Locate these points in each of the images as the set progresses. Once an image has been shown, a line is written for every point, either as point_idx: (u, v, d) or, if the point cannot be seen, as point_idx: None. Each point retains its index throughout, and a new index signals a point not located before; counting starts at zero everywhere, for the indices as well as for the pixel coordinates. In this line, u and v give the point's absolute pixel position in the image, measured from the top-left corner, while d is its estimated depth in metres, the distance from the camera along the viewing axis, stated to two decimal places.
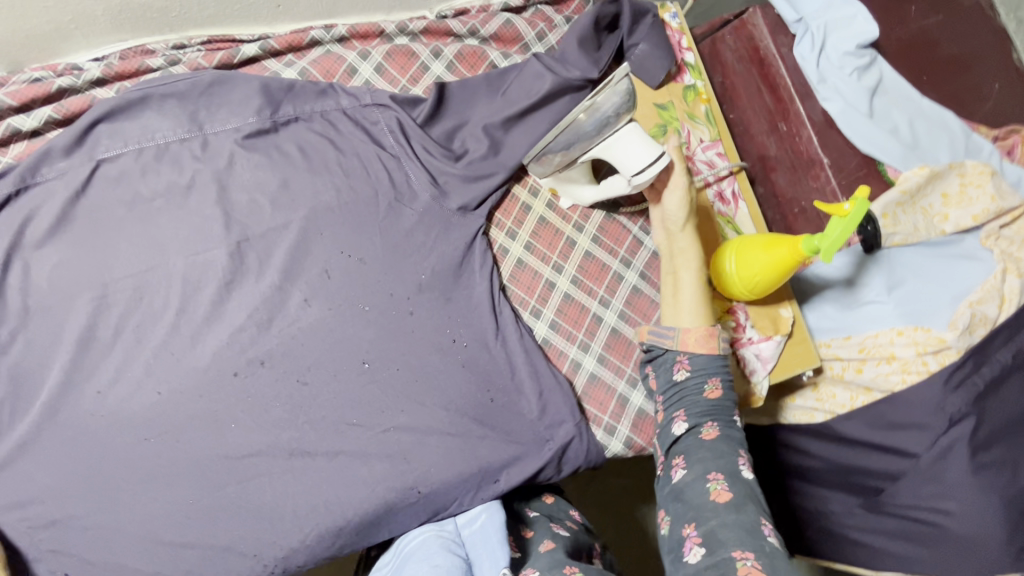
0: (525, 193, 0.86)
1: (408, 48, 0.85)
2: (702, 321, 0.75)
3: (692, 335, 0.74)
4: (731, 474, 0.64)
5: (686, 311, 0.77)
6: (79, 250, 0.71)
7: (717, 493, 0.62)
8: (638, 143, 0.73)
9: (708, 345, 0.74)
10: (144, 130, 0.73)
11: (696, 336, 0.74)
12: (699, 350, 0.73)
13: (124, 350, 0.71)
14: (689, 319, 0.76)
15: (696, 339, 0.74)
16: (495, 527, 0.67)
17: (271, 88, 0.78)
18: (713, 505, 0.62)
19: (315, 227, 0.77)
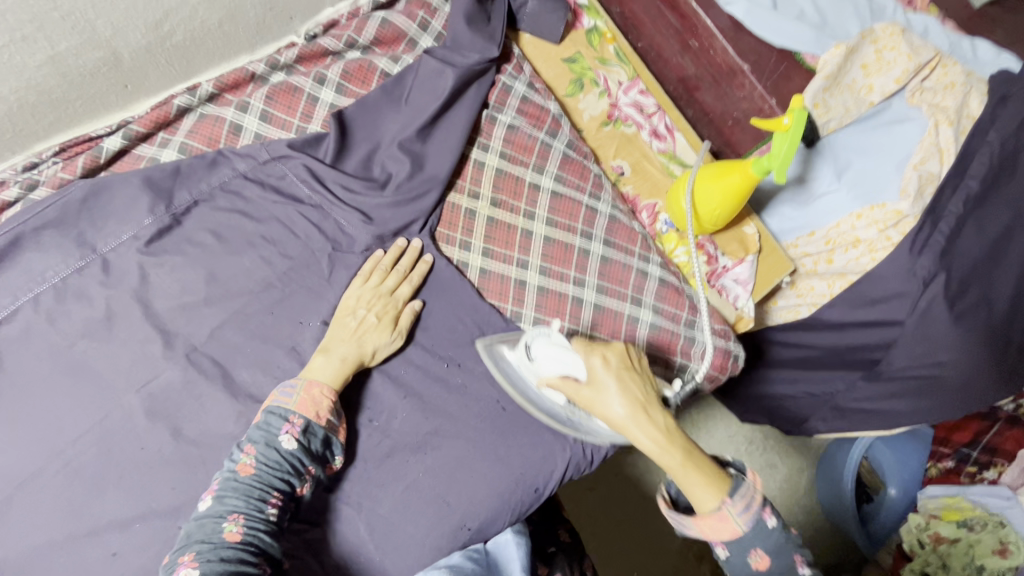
0: (484, 356, 0.69)
1: (287, 83, 0.76)
2: (713, 496, 0.49)
3: (703, 517, 0.49)
4: (773, 537, 0.49)
5: (697, 494, 0.49)
6: (17, 428, 0.63)
7: (761, 569, 0.49)
8: (568, 350, 0.58)
9: (728, 528, 0.49)
10: (31, 273, 0.64)
11: (709, 516, 0.49)
12: (724, 535, 0.49)
13: (103, 514, 0.63)
14: (702, 506, 0.49)
15: (710, 527, 0.49)
16: (517, 550, 0.65)
17: (155, 179, 0.69)
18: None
19: (265, 309, 0.71)
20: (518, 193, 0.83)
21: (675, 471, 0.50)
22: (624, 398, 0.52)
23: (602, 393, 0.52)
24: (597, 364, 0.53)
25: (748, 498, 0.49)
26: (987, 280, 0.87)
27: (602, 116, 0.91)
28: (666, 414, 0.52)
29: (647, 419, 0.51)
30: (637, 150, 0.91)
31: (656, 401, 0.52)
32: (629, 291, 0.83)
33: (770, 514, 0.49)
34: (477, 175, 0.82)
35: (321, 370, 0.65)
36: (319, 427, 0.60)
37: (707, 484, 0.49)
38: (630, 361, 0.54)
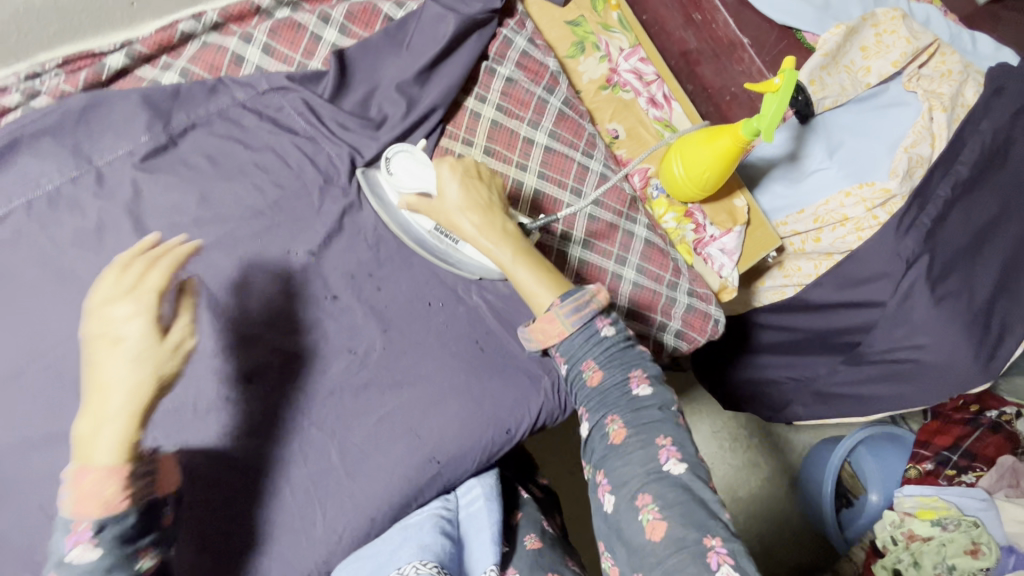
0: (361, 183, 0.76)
1: (291, 19, 0.78)
2: (544, 295, 0.58)
3: (537, 321, 0.58)
4: (606, 359, 0.55)
5: (532, 292, 0.59)
6: (2, 326, 0.65)
7: (594, 384, 0.55)
8: (424, 168, 0.66)
9: (557, 330, 0.56)
10: (26, 178, 0.66)
11: (540, 319, 0.57)
12: (553, 338, 0.57)
13: (79, 418, 0.64)
14: (536, 305, 0.59)
15: (540, 330, 0.57)
16: (489, 519, 0.65)
17: (154, 99, 0.70)
18: (619, 449, 0.52)
19: (253, 235, 0.72)
20: (512, 145, 0.84)
21: (510, 268, 0.60)
22: (467, 204, 0.62)
23: (444, 198, 0.63)
24: (445, 172, 0.63)
25: (580, 300, 0.56)
26: (968, 266, 0.88)
27: (601, 80, 0.92)
28: (502, 219, 0.62)
29: (487, 224, 0.62)
30: (633, 115, 0.92)
31: (500, 214, 0.62)
32: (614, 249, 0.84)
33: (603, 323, 0.56)
34: (473, 124, 0.83)
35: (93, 443, 0.42)
36: (123, 512, 0.43)
37: (533, 279, 0.59)
38: (474, 173, 0.64)
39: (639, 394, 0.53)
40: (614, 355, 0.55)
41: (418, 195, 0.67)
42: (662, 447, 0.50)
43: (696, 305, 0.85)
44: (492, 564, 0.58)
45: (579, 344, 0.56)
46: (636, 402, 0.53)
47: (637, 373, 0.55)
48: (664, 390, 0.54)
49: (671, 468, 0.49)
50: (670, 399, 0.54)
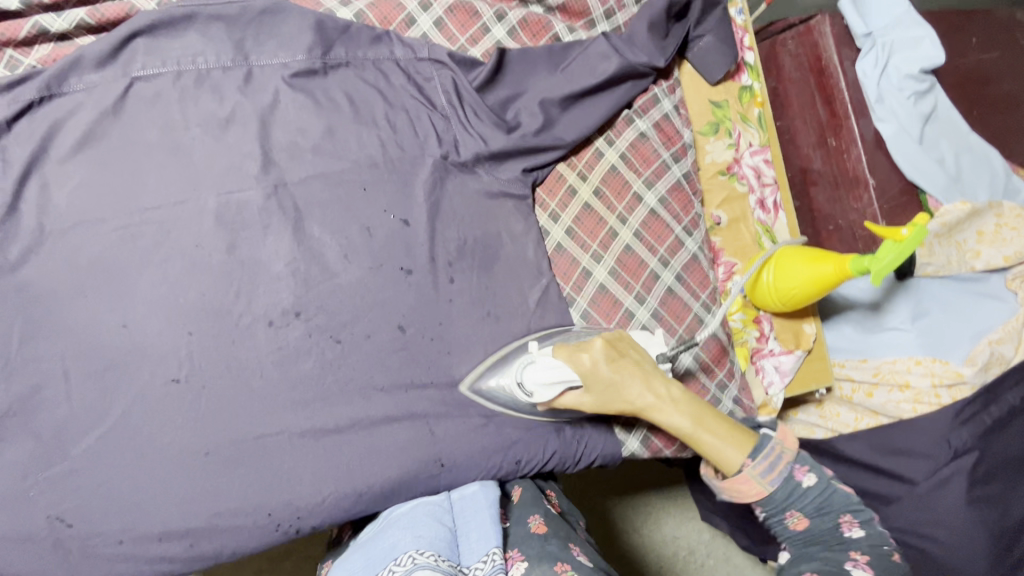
0: (468, 393, 0.72)
1: (471, 5, 0.81)
2: (736, 454, 0.64)
3: (729, 480, 0.64)
4: (811, 509, 0.62)
5: (724, 453, 0.65)
6: (104, 173, 0.66)
7: (802, 529, 0.62)
8: (559, 367, 0.68)
9: (754, 488, 0.63)
10: (186, 51, 0.68)
11: (736, 481, 0.64)
12: (752, 496, 0.64)
13: (136, 285, 0.65)
14: (728, 464, 0.64)
15: (741, 489, 0.64)
16: (486, 500, 0.66)
17: (325, 26, 0.73)
18: (812, 558, 0.60)
19: (358, 183, 0.73)
20: (621, 195, 0.84)
21: (698, 433, 0.67)
22: (631, 378, 0.69)
23: (603, 383, 0.68)
24: (591, 360, 0.68)
25: (772, 456, 0.63)
26: (1013, 482, 0.85)
27: (722, 166, 0.93)
28: (662, 385, 0.69)
29: (656, 394, 0.68)
30: (740, 209, 0.93)
31: (655, 373, 0.69)
32: (680, 329, 0.84)
33: (804, 473, 0.63)
34: (592, 161, 0.84)
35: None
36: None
37: (727, 443, 0.65)
38: (620, 351, 0.70)
39: (851, 534, 0.60)
40: (823, 505, 0.62)
41: (570, 397, 0.70)
42: (854, 562, 0.57)
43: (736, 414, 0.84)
44: (494, 546, 0.59)
45: (780, 497, 0.63)
46: (844, 540, 0.60)
47: (849, 517, 0.61)
48: (871, 527, 0.60)
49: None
50: (882, 536, 0.60)
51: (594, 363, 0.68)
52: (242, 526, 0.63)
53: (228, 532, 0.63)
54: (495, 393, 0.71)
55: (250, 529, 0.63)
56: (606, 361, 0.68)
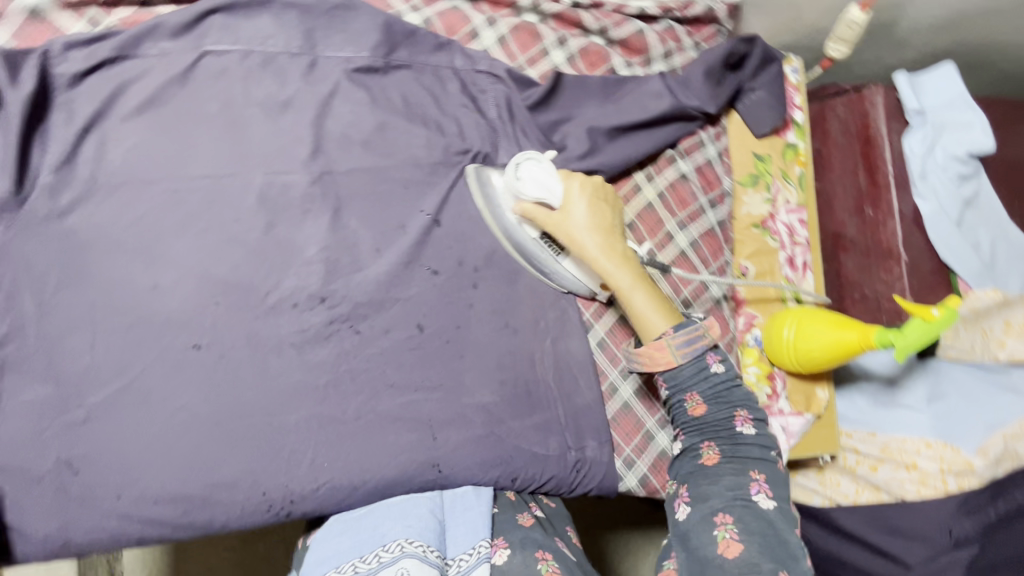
0: (471, 180, 0.76)
1: (535, 27, 0.83)
2: (662, 321, 0.66)
3: (647, 343, 0.65)
4: (710, 394, 0.64)
5: (648, 318, 0.66)
6: (160, 137, 0.67)
7: (714, 464, 0.62)
8: (551, 176, 0.70)
9: (664, 358, 0.64)
10: (258, 33, 0.70)
11: (650, 344, 0.65)
12: (658, 364, 0.65)
13: (173, 249, 0.66)
14: (648, 330, 0.66)
15: (653, 349, 0.65)
16: (478, 498, 0.67)
17: (393, 28, 0.75)
18: (714, 480, 0.60)
19: (400, 182, 0.75)
20: (653, 232, 0.85)
21: (639, 291, 0.67)
22: (593, 221, 0.69)
23: (570, 213, 0.69)
24: (575, 185, 0.70)
25: (692, 334, 0.64)
26: None
27: (756, 219, 0.93)
28: (617, 240, 0.70)
29: (617, 252, 0.69)
30: (768, 263, 0.92)
31: (619, 238, 0.70)
32: None
33: (714, 360, 0.65)
34: (630, 194, 0.85)
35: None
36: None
37: (657, 310, 0.66)
38: (600, 194, 0.70)
39: (742, 430, 0.63)
40: (721, 394, 0.64)
41: (538, 205, 0.71)
42: (755, 481, 0.59)
43: None
44: (481, 540, 0.61)
45: (688, 374, 0.64)
46: (735, 434, 0.62)
47: (744, 413, 0.63)
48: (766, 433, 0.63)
49: (762, 499, 0.58)
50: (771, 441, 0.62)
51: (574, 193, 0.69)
52: (236, 502, 0.63)
53: (221, 505, 0.63)
54: (491, 193, 0.74)
55: (243, 505, 0.63)
56: (585, 197, 0.70)
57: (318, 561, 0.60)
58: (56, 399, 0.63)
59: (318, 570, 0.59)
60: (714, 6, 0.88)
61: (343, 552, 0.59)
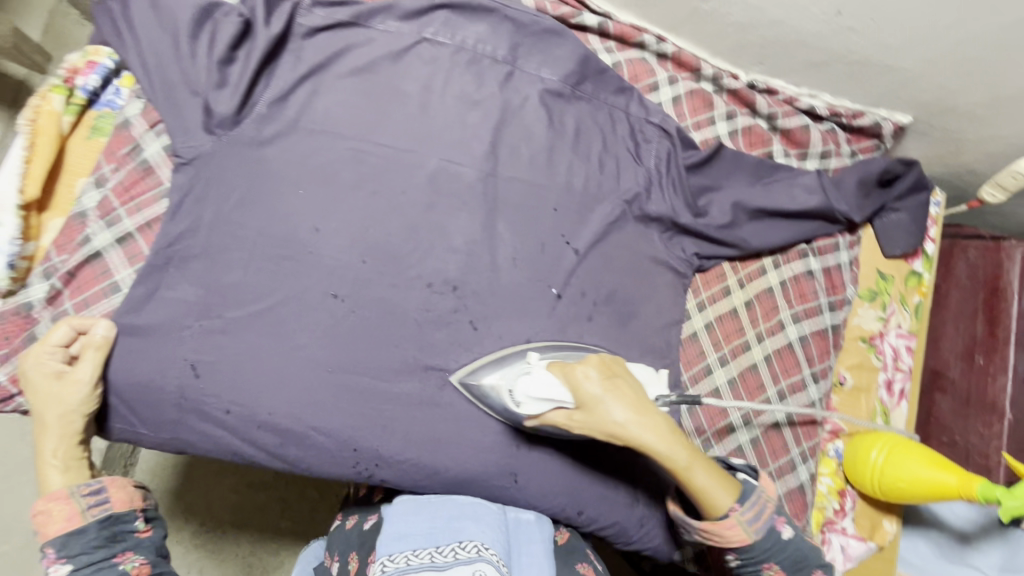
0: (459, 384, 0.70)
1: (709, 96, 0.87)
2: (729, 499, 0.62)
3: (715, 523, 0.62)
4: (789, 561, 0.65)
5: (716, 497, 0.61)
6: (363, 101, 0.73)
7: None
8: (552, 384, 0.62)
9: (739, 534, 0.63)
10: (474, 35, 0.76)
11: (720, 523, 0.62)
12: (735, 541, 0.63)
13: (342, 202, 0.71)
14: (718, 509, 0.62)
15: (725, 530, 0.62)
16: (541, 532, 0.68)
17: (588, 63, 0.80)
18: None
19: (552, 202, 0.79)
20: (767, 316, 0.86)
21: (694, 471, 0.61)
22: (624, 404, 0.60)
23: (597, 412, 0.60)
24: (589, 384, 0.61)
25: (757, 505, 0.63)
26: None
27: (865, 333, 0.92)
28: (650, 412, 0.61)
29: (654, 420, 0.60)
30: (867, 380, 0.91)
31: (648, 404, 0.62)
32: (771, 465, 0.84)
33: (784, 526, 0.64)
34: (754, 274, 0.87)
35: (46, 475, 0.60)
36: (84, 525, 0.57)
37: (724, 488, 0.62)
38: (611, 371, 0.62)
39: (783, 535, 0.65)
40: (800, 560, 0.65)
41: (553, 417, 0.64)
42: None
43: None
44: None
45: (760, 546, 0.64)
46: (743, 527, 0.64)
47: (784, 516, 0.65)
48: (806, 543, 0.66)
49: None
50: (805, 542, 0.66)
51: (592, 394, 0.60)
52: (333, 449, 0.66)
53: (315, 447, 0.66)
54: (485, 394, 0.68)
55: (335, 454, 0.67)
56: (604, 390, 0.61)
57: (396, 536, 0.62)
58: (201, 304, 0.65)
59: (394, 545, 0.61)
60: (883, 121, 0.87)
61: (419, 535, 0.62)
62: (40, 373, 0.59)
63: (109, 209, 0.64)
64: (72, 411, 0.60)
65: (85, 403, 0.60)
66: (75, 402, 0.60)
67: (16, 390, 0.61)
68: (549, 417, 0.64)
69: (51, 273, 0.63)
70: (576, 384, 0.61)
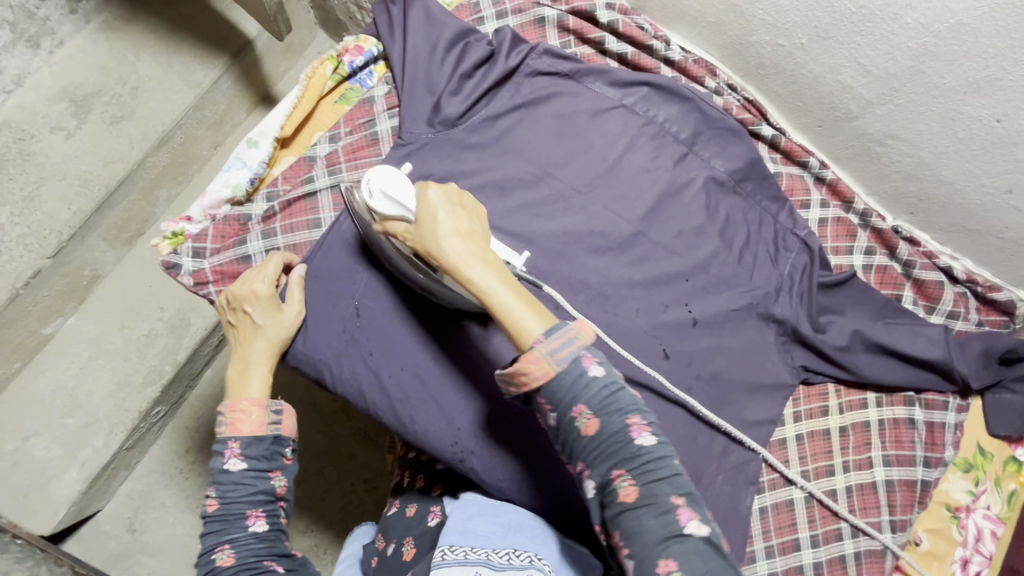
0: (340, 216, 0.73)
1: (854, 227, 0.92)
2: (527, 321, 0.56)
3: (522, 357, 0.56)
4: (597, 404, 0.56)
5: (517, 317, 0.56)
6: (556, 140, 0.83)
7: (592, 428, 0.56)
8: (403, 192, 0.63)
9: (540, 368, 0.55)
10: (664, 115, 0.86)
11: (529, 359, 0.55)
12: (538, 378, 0.56)
13: (512, 218, 0.80)
14: (521, 333, 0.56)
15: (533, 367, 0.55)
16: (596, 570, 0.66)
17: (755, 166, 0.88)
18: (615, 459, 0.56)
19: (687, 273, 0.85)
20: (858, 449, 0.85)
21: (502, 291, 0.57)
22: (455, 220, 0.61)
23: (433, 226, 0.60)
24: (431, 197, 0.61)
25: (562, 336, 0.56)
26: None
27: (951, 502, 0.88)
28: (486, 247, 0.60)
29: (478, 246, 0.59)
30: (944, 550, 0.87)
31: (485, 237, 0.62)
32: None
33: (591, 363, 0.57)
34: (855, 404, 0.87)
35: (249, 384, 0.67)
36: (265, 435, 0.66)
37: (530, 312, 0.57)
38: (457, 197, 0.62)
39: (593, 371, 0.56)
40: (608, 400, 0.56)
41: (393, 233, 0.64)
42: (678, 508, 0.55)
43: None
44: None
45: (568, 384, 0.56)
46: (613, 402, 0.56)
47: (639, 420, 0.57)
48: (613, 378, 0.57)
49: (643, 440, 0.56)
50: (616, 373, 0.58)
51: (428, 203, 0.61)
52: (440, 426, 0.72)
53: (425, 417, 0.72)
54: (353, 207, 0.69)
55: (438, 431, 0.72)
56: (443, 204, 0.61)
57: (458, 529, 0.64)
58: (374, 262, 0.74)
59: (456, 536, 0.63)
60: (1018, 301, 0.89)
61: (479, 534, 0.64)
62: (258, 298, 0.69)
63: (335, 161, 0.77)
64: (286, 337, 0.71)
65: (288, 331, 0.71)
66: (291, 330, 0.71)
67: (211, 280, 0.72)
68: (394, 224, 0.64)
69: (273, 196, 0.75)
70: (419, 197, 0.62)
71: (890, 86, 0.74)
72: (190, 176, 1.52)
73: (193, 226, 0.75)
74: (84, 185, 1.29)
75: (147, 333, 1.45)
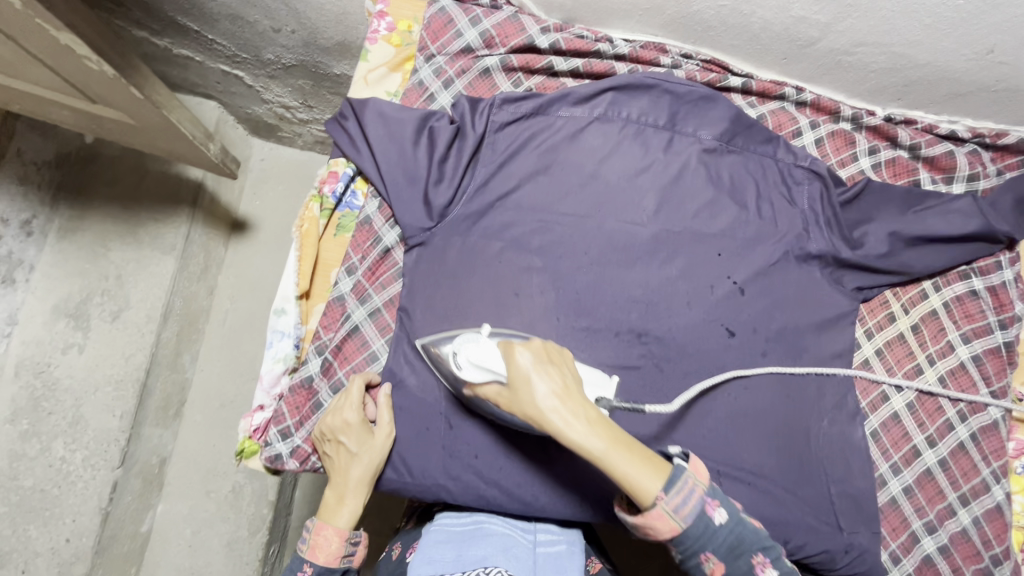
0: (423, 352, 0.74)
1: (850, 135, 0.92)
2: (651, 483, 0.53)
3: (646, 514, 0.54)
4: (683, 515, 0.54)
5: (637, 480, 0.53)
6: (547, 181, 0.83)
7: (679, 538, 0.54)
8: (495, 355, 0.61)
9: (669, 525, 0.54)
10: (636, 111, 0.86)
11: (653, 514, 0.54)
12: (664, 529, 0.55)
13: (541, 272, 0.81)
14: (642, 494, 0.53)
15: (659, 522, 0.54)
16: (572, 564, 0.70)
17: (739, 120, 0.88)
18: (688, 535, 0.55)
19: (717, 247, 0.85)
20: (936, 339, 0.88)
21: (620, 458, 0.53)
22: (551, 386, 0.56)
23: (529, 395, 0.56)
24: (522, 361, 0.57)
25: (684, 490, 0.54)
26: None
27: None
28: (587, 405, 0.56)
29: (585, 415, 0.55)
30: None
31: (591, 400, 0.57)
32: (962, 487, 0.84)
33: (715, 509, 0.56)
34: (916, 298, 0.90)
35: (340, 511, 0.71)
36: (337, 566, 0.70)
37: (651, 474, 0.54)
38: (547, 352, 0.59)
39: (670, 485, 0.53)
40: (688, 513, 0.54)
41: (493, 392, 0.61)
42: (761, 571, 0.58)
43: (936, 561, 0.82)
44: None
45: (693, 533, 0.55)
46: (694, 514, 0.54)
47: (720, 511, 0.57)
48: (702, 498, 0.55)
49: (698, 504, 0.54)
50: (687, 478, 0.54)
51: (522, 374, 0.57)
52: (565, 495, 0.75)
53: (546, 491, 0.75)
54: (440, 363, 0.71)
55: (564, 499, 0.75)
56: (538, 368, 0.57)
57: (425, 560, 0.65)
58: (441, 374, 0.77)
59: (424, 568, 0.63)
60: None
61: (446, 561, 0.64)
62: (349, 431, 0.72)
63: (362, 291, 0.82)
64: (375, 464, 0.73)
65: (377, 461, 0.73)
66: (379, 455, 0.73)
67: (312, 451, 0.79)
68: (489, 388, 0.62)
69: (323, 349, 0.81)
70: (513, 363, 0.57)
71: (844, 4, 0.74)
72: (202, 331, 1.52)
73: (269, 412, 0.81)
74: (117, 388, 1.27)
75: (233, 488, 1.48)
